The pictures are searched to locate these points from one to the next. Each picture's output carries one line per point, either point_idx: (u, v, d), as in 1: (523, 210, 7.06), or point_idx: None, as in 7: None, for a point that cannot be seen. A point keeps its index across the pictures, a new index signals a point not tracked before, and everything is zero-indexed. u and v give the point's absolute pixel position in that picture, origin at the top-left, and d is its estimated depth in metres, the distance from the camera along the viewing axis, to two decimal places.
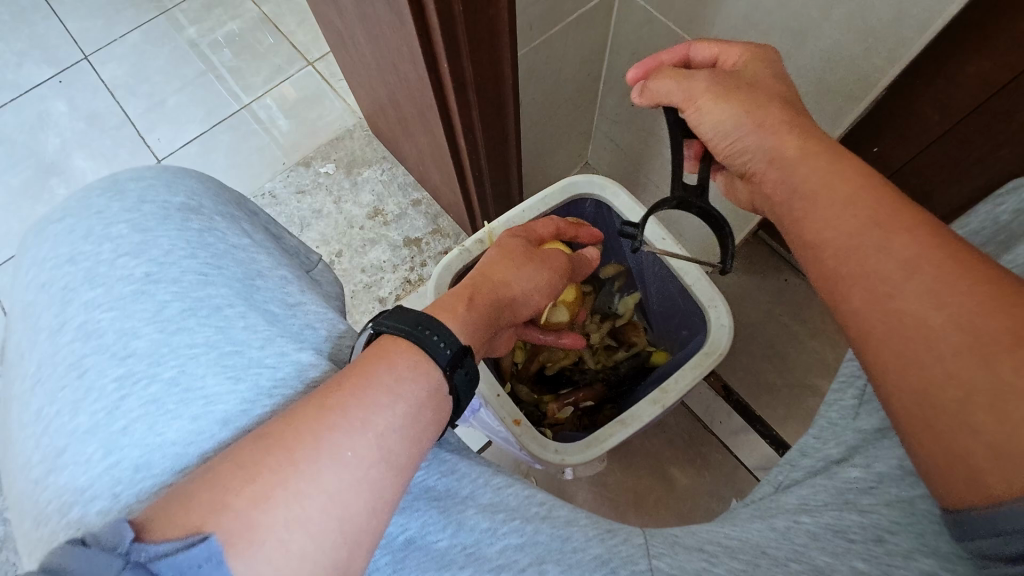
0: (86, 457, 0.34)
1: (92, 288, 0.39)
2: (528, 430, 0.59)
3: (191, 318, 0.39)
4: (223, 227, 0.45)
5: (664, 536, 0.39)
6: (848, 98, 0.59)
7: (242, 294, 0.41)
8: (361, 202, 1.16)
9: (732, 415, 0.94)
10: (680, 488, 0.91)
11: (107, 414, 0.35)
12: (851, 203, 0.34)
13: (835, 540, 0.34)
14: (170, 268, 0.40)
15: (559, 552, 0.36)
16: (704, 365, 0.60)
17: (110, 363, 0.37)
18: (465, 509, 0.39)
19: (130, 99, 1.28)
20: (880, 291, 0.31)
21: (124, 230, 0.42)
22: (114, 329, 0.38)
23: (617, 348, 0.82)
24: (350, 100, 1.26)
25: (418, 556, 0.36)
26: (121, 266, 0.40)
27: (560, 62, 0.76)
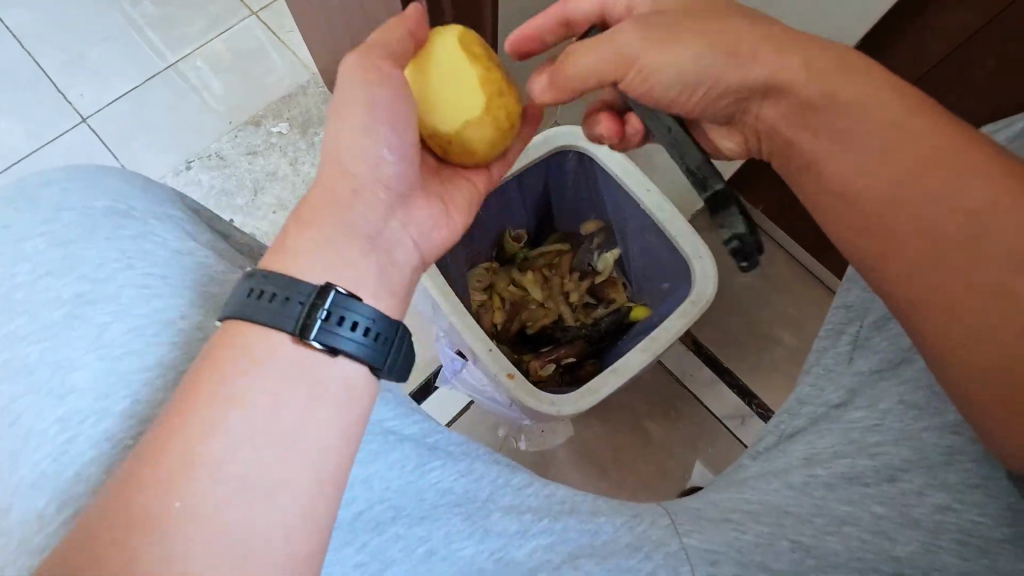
0: (40, 508, 0.33)
1: (12, 320, 0.36)
2: (521, 384, 0.59)
3: (138, 341, 0.37)
4: (161, 229, 0.42)
5: (689, 513, 0.44)
6: None
7: (195, 300, 0.40)
8: (321, 164, 1.09)
9: (703, 369, 0.98)
10: (656, 441, 0.94)
11: (62, 432, 0.34)
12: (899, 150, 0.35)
13: (850, 487, 0.41)
14: (105, 285, 0.38)
15: (592, 548, 0.41)
16: (688, 314, 0.62)
17: (49, 403, 0.34)
18: (490, 514, 0.43)
19: (43, 49, 1.13)
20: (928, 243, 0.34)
21: (43, 245, 0.38)
22: (47, 362, 0.35)
23: (595, 306, 0.82)
24: (302, 54, 1.17)
25: (443, 566, 0.40)
26: (44, 289, 0.37)
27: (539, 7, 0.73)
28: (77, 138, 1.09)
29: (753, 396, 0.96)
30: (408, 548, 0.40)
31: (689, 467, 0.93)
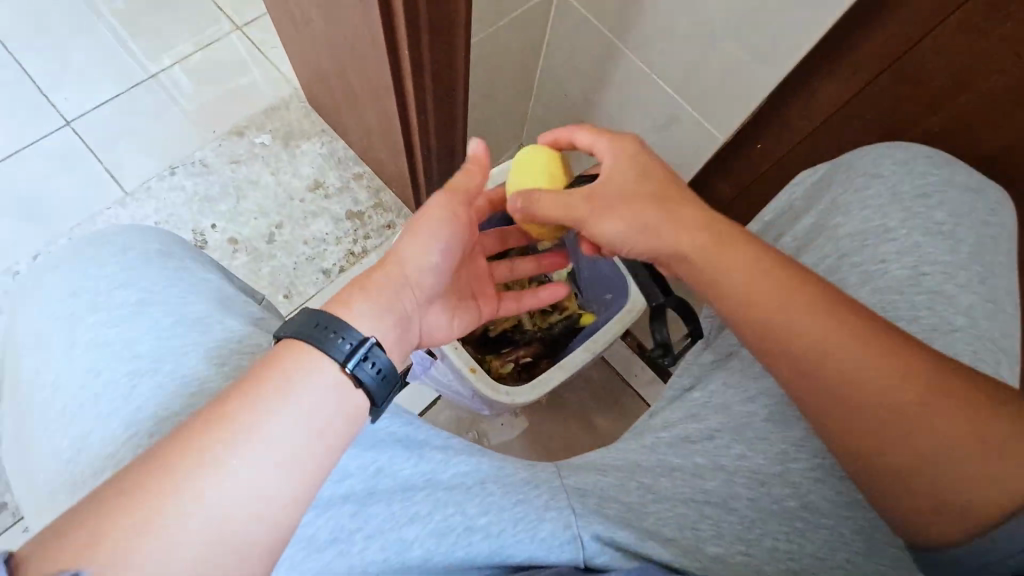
0: (110, 433, 0.44)
1: (95, 313, 0.49)
2: (481, 377, 0.71)
3: (180, 328, 0.49)
4: (192, 266, 0.56)
5: (573, 464, 0.55)
6: (759, 75, 0.70)
7: (220, 307, 0.53)
8: (301, 174, 1.16)
9: (645, 370, 1.10)
10: (602, 433, 1.06)
11: (122, 400, 0.45)
12: (874, 333, 0.44)
13: (684, 445, 0.55)
14: (157, 292, 0.51)
15: (498, 475, 0.51)
16: (624, 320, 0.77)
17: (121, 363, 0.46)
18: (422, 447, 0.52)
19: (26, 52, 1.17)
20: (914, 426, 0.42)
21: (117, 268, 0.52)
22: (116, 334, 0.48)
23: (551, 312, 0.92)
24: (284, 70, 1.24)
25: (388, 481, 0.48)
26: (115, 293, 0.50)
27: (504, 52, 0.85)
28: (60, 140, 1.13)
29: None
30: (361, 466, 0.48)
31: None
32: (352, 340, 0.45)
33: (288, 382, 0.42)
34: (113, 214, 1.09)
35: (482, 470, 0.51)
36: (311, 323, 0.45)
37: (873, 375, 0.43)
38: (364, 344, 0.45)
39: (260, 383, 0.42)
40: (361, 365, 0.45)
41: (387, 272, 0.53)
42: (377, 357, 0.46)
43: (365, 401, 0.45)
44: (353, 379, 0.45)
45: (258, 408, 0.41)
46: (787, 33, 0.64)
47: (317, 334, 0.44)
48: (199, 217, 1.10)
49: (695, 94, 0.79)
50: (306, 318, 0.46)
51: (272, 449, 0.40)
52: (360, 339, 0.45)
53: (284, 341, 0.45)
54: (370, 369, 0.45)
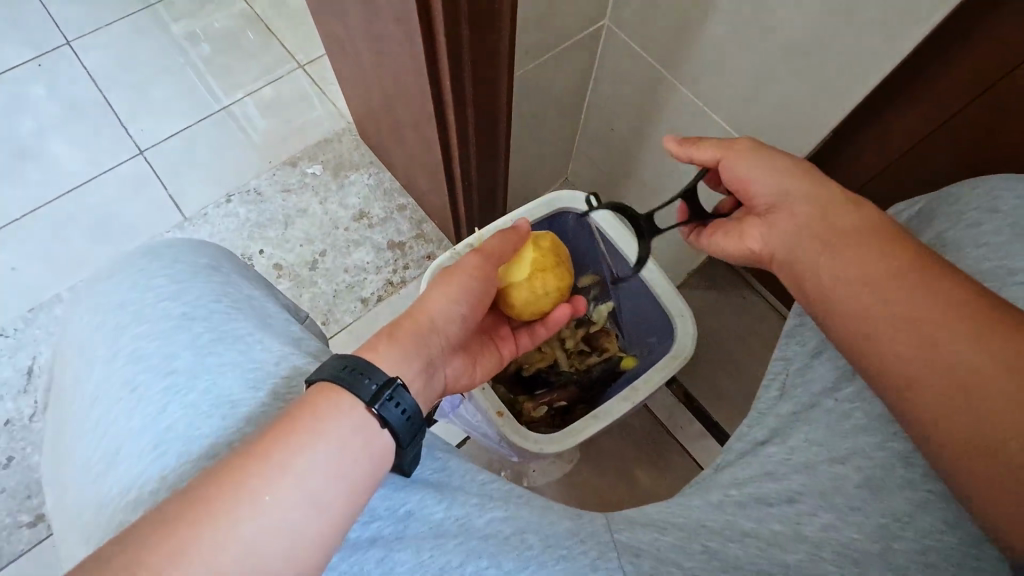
0: (139, 452, 0.42)
1: (138, 323, 0.48)
2: (508, 422, 0.67)
3: (219, 344, 0.47)
4: (238, 281, 0.56)
5: (625, 517, 0.48)
6: (817, 111, 0.65)
7: (261, 326, 0.50)
8: (348, 204, 1.19)
9: (693, 422, 1.01)
10: (643, 488, 0.98)
11: (153, 417, 0.43)
12: (906, 275, 0.41)
13: (758, 506, 0.46)
14: (203, 307, 0.50)
15: (539, 525, 0.44)
16: (671, 366, 0.71)
17: (156, 378, 0.45)
18: (456, 490, 0.46)
19: (112, 88, 1.28)
20: (943, 377, 0.38)
21: (163, 281, 0.51)
22: (155, 350, 0.46)
23: (589, 353, 0.86)
24: (338, 104, 1.29)
25: (417, 526, 0.43)
26: (161, 305, 0.49)
27: (549, 84, 0.84)
28: (132, 168, 1.21)
29: None
30: (390, 507, 0.43)
31: None
32: (376, 382, 0.42)
33: (319, 420, 0.40)
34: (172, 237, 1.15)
35: (522, 520, 0.45)
36: (337, 366, 0.42)
37: (937, 333, 0.39)
38: (390, 385, 0.42)
39: (292, 422, 0.39)
40: (388, 408, 0.42)
41: (415, 321, 0.54)
42: (403, 398, 0.42)
43: (391, 444, 0.42)
44: (379, 421, 0.42)
45: (295, 446, 0.38)
46: (849, 67, 0.58)
47: (347, 378, 0.42)
48: (249, 243, 1.14)
49: (752, 128, 0.74)
50: (334, 360, 0.43)
51: (303, 490, 0.37)
52: (386, 379, 0.42)
53: (315, 385, 0.42)
54: (395, 411, 0.42)
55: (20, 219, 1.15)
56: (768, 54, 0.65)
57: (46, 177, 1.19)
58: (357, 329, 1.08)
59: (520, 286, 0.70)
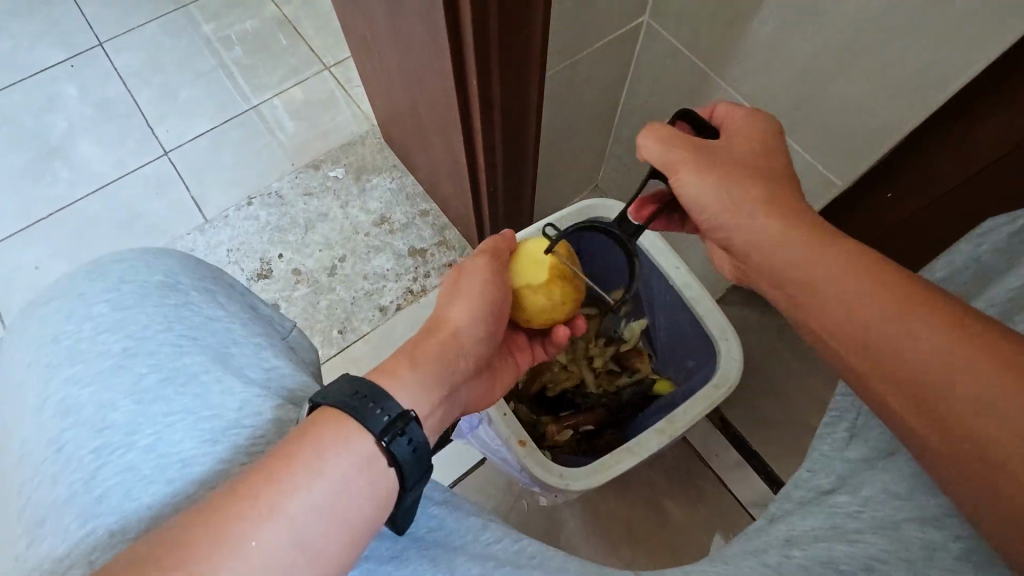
0: (64, 526, 0.39)
1: (74, 365, 0.46)
2: (532, 452, 0.61)
3: (168, 387, 0.45)
4: (198, 301, 0.52)
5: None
6: (885, 115, 0.58)
7: (219, 360, 0.48)
8: (369, 209, 1.15)
9: (730, 450, 0.94)
10: (673, 520, 0.91)
11: (85, 483, 0.40)
12: (857, 285, 0.38)
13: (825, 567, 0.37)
14: (145, 342, 0.47)
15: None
16: (715, 396, 0.64)
17: (89, 436, 0.42)
18: (454, 557, 0.41)
19: (141, 88, 1.28)
20: (937, 402, 0.33)
21: (106, 309, 0.49)
22: (93, 400, 0.44)
23: (619, 373, 0.80)
24: (363, 107, 1.26)
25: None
26: (100, 342, 0.47)
27: (582, 85, 0.78)
28: (156, 168, 1.20)
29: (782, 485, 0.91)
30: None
31: (704, 553, 0.89)
32: (388, 412, 0.38)
33: (315, 454, 0.36)
34: (192, 239, 1.14)
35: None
36: (347, 390, 0.39)
37: (916, 350, 0.34)
38: (402, 417, 0.39)
39: (289, 453, 0.35)
40: (399, 442, 0.38)
41: (439, 341, 0.50)
42: (414, 432, 0.39)
43: (396, 483, 0.39)
44: (386, 457, 0.38)
45: (284, 484, 0.34)
46: (927, 67, 0.52)
47: (358, 406, 0.38)
48: (268, 247, 1.12)
49: (808, 134, 0.67)
50: (344, 382, 0.39)
51: (293, 535, 0.34)
52: (399, 412, 0.38)
53: (318, 409, 0.38)
54: (405, 446, 0.38)
55: (44, 218, 1.15)
56: (831, 53, 0.58)
57: (73, 177, 1.19)
58: (374, 339, 1.04)
59: (537, 290, 0.62)
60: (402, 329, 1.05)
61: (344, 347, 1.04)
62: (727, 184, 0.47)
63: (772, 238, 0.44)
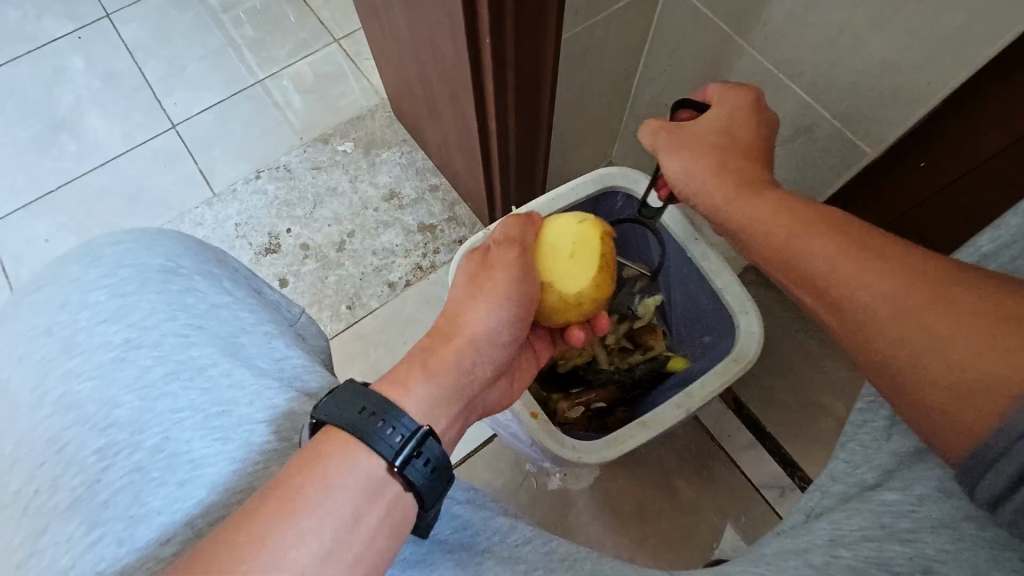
0: (68, 534, 0.38)
1: (71, 358, 0.44)
2: (544, 426, 0.60)
3: (175, 383, 0.44)
4: (202, 286, 0.51)
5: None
6: (921, 78, 0.55)
7: (228, 351, 0.47)
8: (378, 183, 1.13)
9: (742, 431, 0.93)
10: (684, 500, 0.90)
11: (88, 488, 0.39)
12: (797, 224, 0.45)
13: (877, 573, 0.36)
14: (149, 333, 0.46)
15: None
16: (732, 371, 0.63)
17: (91, 435, 0.41)
18: (483, 560, 0.43)
19: (148, 61, 1.26)
20: (875, 306, 0.39)
21: (103, 295, 0.47)
22: (95, 398, 0.43)
23: (631, 351, 0.78)
24: (373, 80, 1.24)
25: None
26: (100, 333, 0.45)
27: (598, 52, 0.75)
28: (164, 142, 1.19)
29: (795, 466, 0.90)
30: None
31: (716, 534, 0.88)
32: (402, 432, 0.39)
33: (324, 492, 0.36)
34: (200, 212, 1.13)
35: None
36: (356, 408, 0.39)
37: (847, 268, 0.41)
38: (415, 436, 0.39)
39: (296, 493, 0.35)
40: (414, 464, 0.39)
41: (456, 346, 0.48)
42: (428, 450, 0.40)
43: (413, 504, 0.39)
44: (401, 480, 0.38)
45: (295, 527, 0.34)
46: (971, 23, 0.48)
47: (362, 422, 0.38)
48: (276, 221, 1.10)
49: (836, 100, 0.64)
50: (351, 398, 0.39)
51: (315, 569, 0.34)
52: (414, 431, 0.39)
53: (326, 429, 0.38)
54: (421, 466, 0.39)
55: (52, 192, 1.15)
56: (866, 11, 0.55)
57: (81, 150, 1.18)
58: (382, 315, 1.03)
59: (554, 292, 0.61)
60: (411, 306, 1.04)
61: (352, 322, 1.03)
62: (694, 159, 0.53)
63: (722, 199, 0.51)
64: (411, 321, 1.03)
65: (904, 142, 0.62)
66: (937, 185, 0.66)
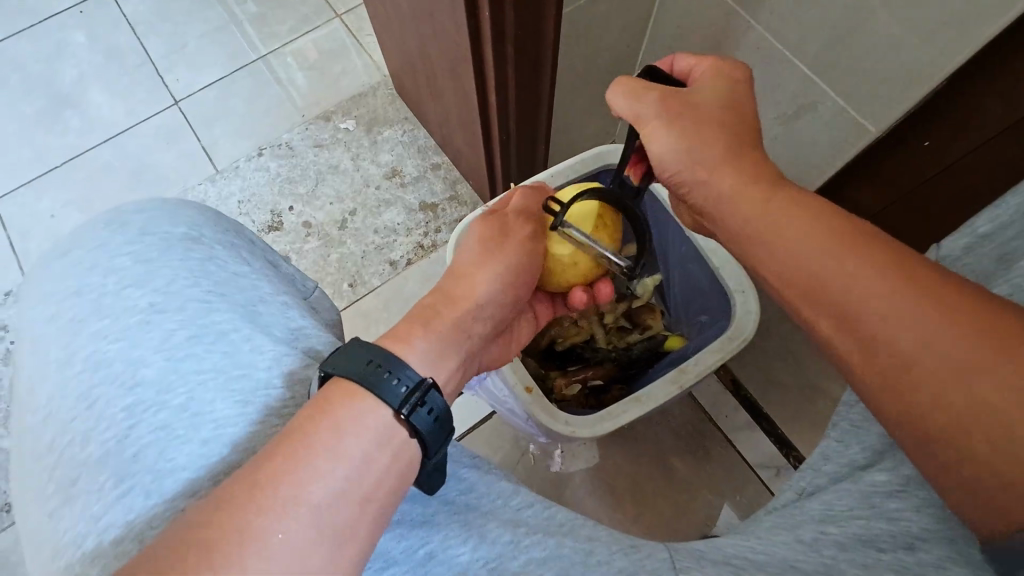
0: (99, 486, 0.40)
1: (100, 319, 0.45)
2: (539, 400, 0.61)
3: (197, 345, 0.45)
4: (222, 255, 0.52)
5: (689, 552, 0.45)
6: (928, 53, 0.54)
7: (248, 317, 0.48)
8: (380, 161, 1.13)
9: (740, 411, 0.93)
10: (680, 479, 0.91)
11: (118, 443, 0.41)
12: (779, 209, 0.40)
13: (866, 550, 0.39)
14: (173, 297, 0.47)
15: (583, 566, 0.43)
16: (726, 349, 0.63)
17: (120, 393, 0.43)
18: (486, 522, 0.45)
19: (150, 36, 1.25)
20: (856, 310, 0.35)
21: (129, 261, 0.48)
22: (123, 357, 0.44)
23: (630, 330, 0.78)
24: (375, 57, 1.22)
25: (440, 570, 0.42)
26: (127, 296, 0.46)
27: (601, 26, 0.74)
28: (167, 118, 1.19)
29: (791, 446, 0.90)
30: (408, 550, 0.42)
31: (712, 512, 0.89)
32: (407, 383, 0.40)
33: (336, 436, 0.37)
34: (204, 189, 1.13)
35: (563, 560, 0.43)
36: (363, 359, 0.40)
37: (831, 265, 0.36)
38: (419, 387, 0.40)
39: (309, 437, 0.36)
40: (419, 413, 0.40)
41: (454, 307, 0.49)
42: (432, 400, 0.41)
43: (420, 450, 0.41)
44: (408, 428, 0.40)
45: (309, 469, 0.35)
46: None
47: (369, 373, 0.39)
48: (279, 199, 1.11)
49: (841, 78, 0.63)
50: (357, 351, 0.40)
51: (328, 509, 0.35)
52: (416, 382, 0.40)
53: (333, 379, 0.40)
54: (425, 415, 0.40)
55: (56, 168, 1.15)
56: None
57: (84, 127, 1.18)
58: (384, 293, 1.04)
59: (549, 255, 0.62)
60: (413, 284, 1.05)
61: (355, 300, 1.04)
62: (687, 138, 0.46)
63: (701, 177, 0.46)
64: (412, 299, 1.04)
65: (909, 121, 0.61)
66: (940, 166, 0.65)
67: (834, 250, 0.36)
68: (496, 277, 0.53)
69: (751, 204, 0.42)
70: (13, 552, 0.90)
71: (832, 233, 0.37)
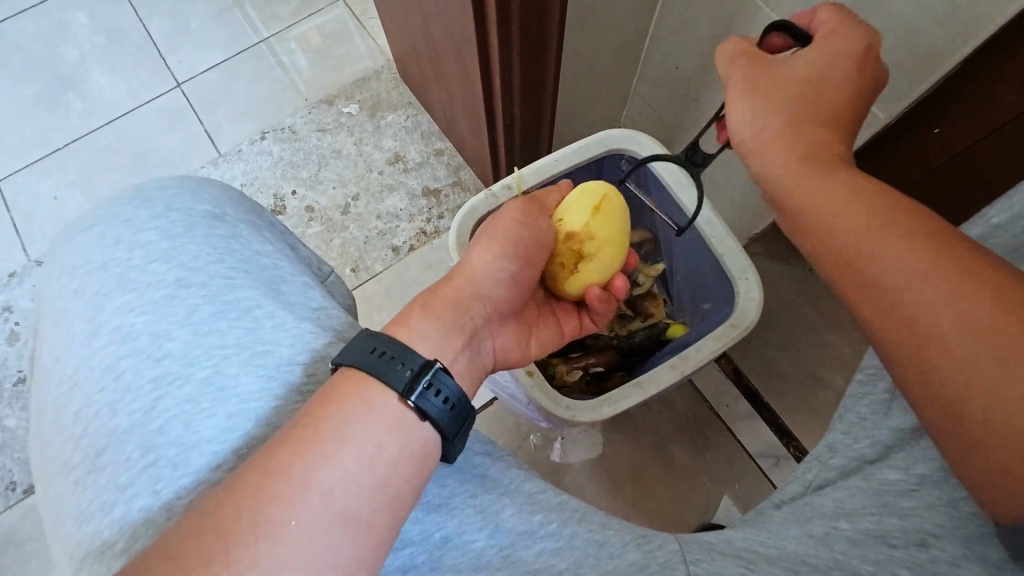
0: (126, 456, 0.40)
1: (124, 293, 0.46)
2: (539, 383, 0.61)
3: (222, 321, 0.45)
4: (246, 234, 0.52)
5: (700, 545, 0.45)
6: (941, 34, 0.53)
7: (270, 293, 0.48)
8: (383, 146, 1.13)
9: (740, 400, 0.93)
10: (679, 467, 0.92)
11: (144, 414, 0.41)
12: (820, 181, 0.39)
13: (877, 546, 0.39)
14: (198, 273, 0.47)
15: (595, 559, 0.43)
16: (728, 336, 0.63)
17: (147, 365, 0.43)
18: (502, 509, 0.45)
19: (153, 18, 1.24)
20: (871, 284, 0.34)
21: (155, 236, 0.48)
22: (149, 330, 0.44)
23: (631, 317, 0.78)
24: (380, 41, 1.21)
25: (455, 554, 0.42)
26: (152, 270, 0.47)
27: (609, 11, 0.73)
28: (169, 101, 1.18)
29: (791, 436, 0.90)
30: (423, 533, 0.42)
31: (709, 500, 0.90)
32: (412, 366, 0.40)
33: (344, 424, 0.37)
34: (207, 172, 1.13)
35: (576, 552, 0.43)
36: (370, 349, 0.40)
37: (852, 239, 0.36)
38: (428, 373, 0.40)
39: (316, 424, 0.37)
40: (430, 399, 0.40)
41: (454, 286, 0.49)
42: (445, 387, 0.41)
43: (435, 437, 0.40)
44: (418, 413, 0.40)
45: (316, 456, 0.36)
46: None
47: (378, 363, 0.40)
48: (282, 182, 1.10)
49: None
50: (363, 340, 0.41)
51: (336, 498, 0.35)
52: (424, 364, 0.40)
53: (342, 370, 0.40)
54: (440, 403, 0.40)
55: (60, 149, 1.15)
56: None
57: (86, 107, 1.18)
58: (386, 278, 1.04)
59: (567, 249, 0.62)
60: (416, 270, 1.05)
61: (358, 285, 1.04)
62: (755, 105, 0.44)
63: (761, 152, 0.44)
64: (414, 285, 1.03)
65: (919, 108, 0.61)
66: (949, 153, 0.65)
67: (877, 232, 0.35)
68: (494, 258, 0.52)
69: (791, 180, 0.41)
70: (19, 529, 0.91)
71: (886, 222, 0.35)
